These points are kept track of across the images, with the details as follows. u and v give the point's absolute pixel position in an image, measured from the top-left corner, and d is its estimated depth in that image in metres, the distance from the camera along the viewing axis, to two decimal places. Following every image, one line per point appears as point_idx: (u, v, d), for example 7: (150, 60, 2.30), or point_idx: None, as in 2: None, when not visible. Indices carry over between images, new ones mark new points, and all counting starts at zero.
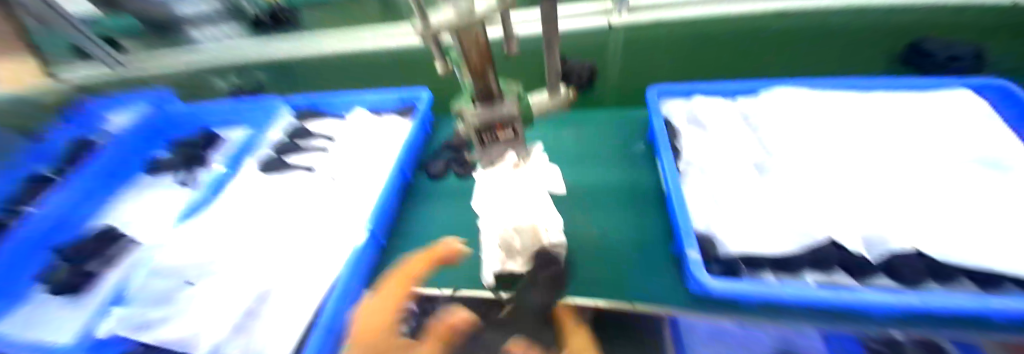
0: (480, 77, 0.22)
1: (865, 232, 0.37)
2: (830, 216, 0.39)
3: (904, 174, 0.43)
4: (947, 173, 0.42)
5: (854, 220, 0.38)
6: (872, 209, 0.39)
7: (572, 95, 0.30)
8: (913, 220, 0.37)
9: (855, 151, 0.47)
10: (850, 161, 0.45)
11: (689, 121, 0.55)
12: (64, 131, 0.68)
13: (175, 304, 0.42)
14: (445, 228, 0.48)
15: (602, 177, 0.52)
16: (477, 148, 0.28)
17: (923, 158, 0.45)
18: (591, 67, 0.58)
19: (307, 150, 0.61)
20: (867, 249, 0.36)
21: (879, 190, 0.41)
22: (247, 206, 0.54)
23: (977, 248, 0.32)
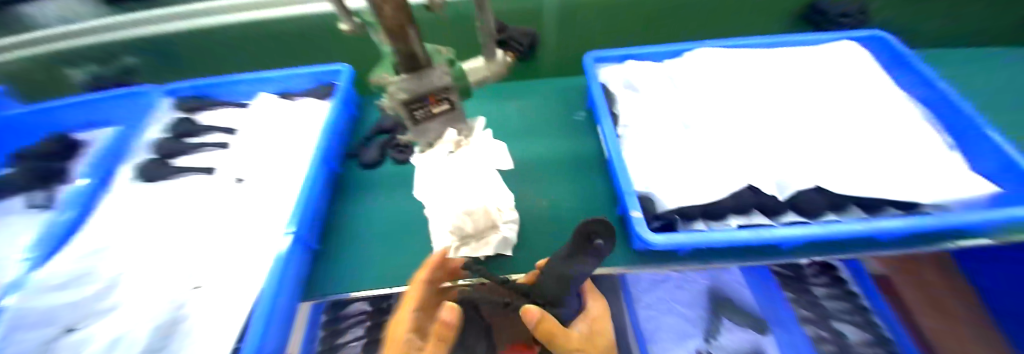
0: (402, 41, 0.19)
1: (773, 174, 0.42)
2: (754, 167, 0.43)
3: (807, 121, 0.49)
4: (838, 117, 0.49)
5: (773, 168, 0.43)
6: (783, 156, 0.44)
7: (510, 61, 0.27)
8: (809, 166, 0.43)
9: (771, 103, 0.52)
10: (767, 113, 0.50)
11: (623, 85, 0.55)
12: None
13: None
14: (391, 220, 0.44)
15: (548, 148, 0.51)
16: (410, 127, 0.25)
17: (822, 104, 0.51)
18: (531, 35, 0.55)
19: (200, 149, 0.50)
20: (780, 192, 0.40)
21: (788, 137, 0.47)
22: (126, 225, 0.43)
23: (843, 185, 0.40)
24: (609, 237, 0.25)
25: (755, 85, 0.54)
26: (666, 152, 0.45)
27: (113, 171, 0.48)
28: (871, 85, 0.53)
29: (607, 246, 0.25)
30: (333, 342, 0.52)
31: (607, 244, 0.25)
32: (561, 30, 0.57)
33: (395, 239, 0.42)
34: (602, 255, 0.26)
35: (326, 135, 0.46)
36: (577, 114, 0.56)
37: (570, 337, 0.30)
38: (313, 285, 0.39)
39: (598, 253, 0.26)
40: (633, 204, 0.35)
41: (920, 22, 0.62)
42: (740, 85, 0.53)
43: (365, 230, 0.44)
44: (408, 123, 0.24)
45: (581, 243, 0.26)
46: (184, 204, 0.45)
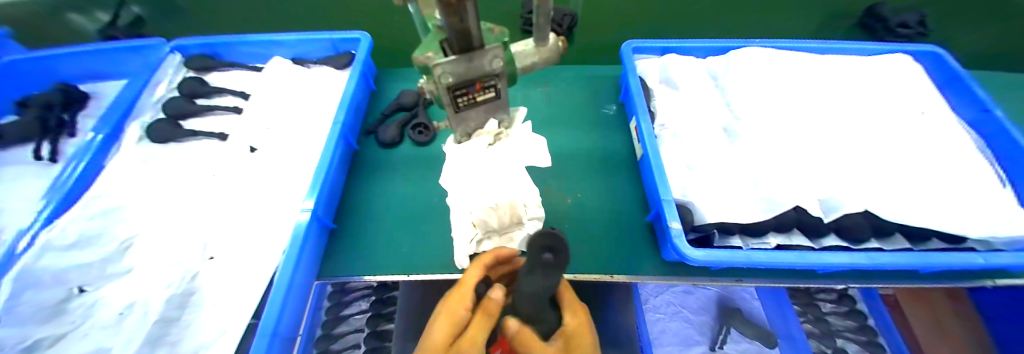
0: (457, 19, 0.16)
1: (817, 191, 0.39)
2: (801, 184, 0.40)
3: (861, 137, 0.45)
4: (898, 135, 0.45)
5: (821, 186, 0.40)
6: (833, 174, 0.41)
7: (562, 47, 0.24)
8: (862, 188, 0.39)
9: (822, 114, 0.48)
10: (818, 124, 0.46)
11: (661, 80, 0.52)
12: None
13: (60, 317, 0.32)
14: (409, 205, 0.42)
15: (577, 143, 0.48)
16: (449, 114, 0.22)
17: (879, 120, 0.47)
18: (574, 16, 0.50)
19: (212, 112, 0.48)
20: (830, 214, 0.37)
21: (840, 154, 0.43)
22: (136, 186, 0.41)
23: (902, 213, 0.36)
24: (562, 251, 0.22)
25: (802, 91, 0.50)
26: (701, 159, 0.43)
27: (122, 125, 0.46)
28: (925, 102, 0.49)
29: (559, 259, 0.22)
30: (339, 313, 0.51)
31: (559, 257, 0.22)
32: (597, 16, 0.53)
33: (413, 226, 0.40)
34: (557, 267, 0.23)
35: (345, 109, 0.44)
36: (608, 107, 0.53)
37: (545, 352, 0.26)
38: (325, 264, 0.38)
39: (555, 264, 0.23)
40: (671, 214, 0.33)
41: (993, 36, 0.57)
42: (786, 90, 0.50)
43: (379, 210, 0.42)
44: (449, 110, 0.22)
45: (534, 256, 0.23)
46: (196, 169, 0.43)
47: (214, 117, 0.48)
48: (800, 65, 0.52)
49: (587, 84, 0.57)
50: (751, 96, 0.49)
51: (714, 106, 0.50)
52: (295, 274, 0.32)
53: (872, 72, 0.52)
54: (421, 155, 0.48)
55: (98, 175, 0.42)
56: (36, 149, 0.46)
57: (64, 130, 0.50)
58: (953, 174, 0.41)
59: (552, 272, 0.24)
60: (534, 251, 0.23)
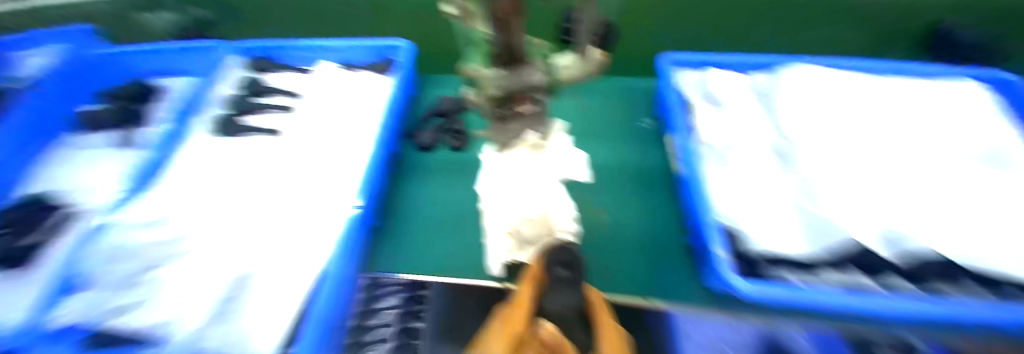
0: (504, 37, 0.17)
1: (892, 217, 0.35)
2: (872, 208, 0.35)
3: (940, 163, 0.40)
4: (989, 163, 0.40)
5: (899, 211, 0.35)
6: (913, 200, 0.36)
7: (607, 58, 0.23)
8: (955, 215, 0.34)
9: (891, 136, 0.43)
10: (886, 147, 0.42)
11: (702, 95, 0.50)
12: None
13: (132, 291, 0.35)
14: (443, 209, 0.45)
15: (614, 156, 0.47)
16: (492, 125, 0.23)
17: (966, 144, 0.42)
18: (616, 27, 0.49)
19: (265, 110, 0.52)
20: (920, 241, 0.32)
21: (918, 178, 0.38)
22: (198, 175, 0.46)
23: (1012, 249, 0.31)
24: (575, 266, 0.29)
25: (863, 111, 0.46)
26: (743, 182, 0.40)
27: (190, 119, 0.51)
28: (1004, 126, 0.43)
29: (575, 274, 0.28)
30: None
31: (573, 272, 0.28)
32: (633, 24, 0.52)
33: (445, 231, 0.42)
34: (576, 283, 0.28)
35: (389, 115, 0.47)
36: (643, 121, 0.52)
37: None
38: (371, 259, 0.41)
39: (573, 281, 0.28)
40: (715, 239, 0.31)
41: None
42: (845, 110, 0.46)
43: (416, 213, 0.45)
44: (491, 122, 0.23)
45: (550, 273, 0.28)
46: (249, 162, 0.47)
47: (268, 115, 0.52)
48: (860, 86, 0.48)
49: (620, 98, 0.56)
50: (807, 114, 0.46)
51: (761, 125, 0.47)
52: (343, 266, 0.34)
53: (949, 93, 0.47)
54: (453, 161, 0.49)
55: (171, 163, 0.46)
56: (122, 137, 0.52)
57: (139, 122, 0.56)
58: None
59: (569, 289, 0.27)
60: (551, 266, 0.28)
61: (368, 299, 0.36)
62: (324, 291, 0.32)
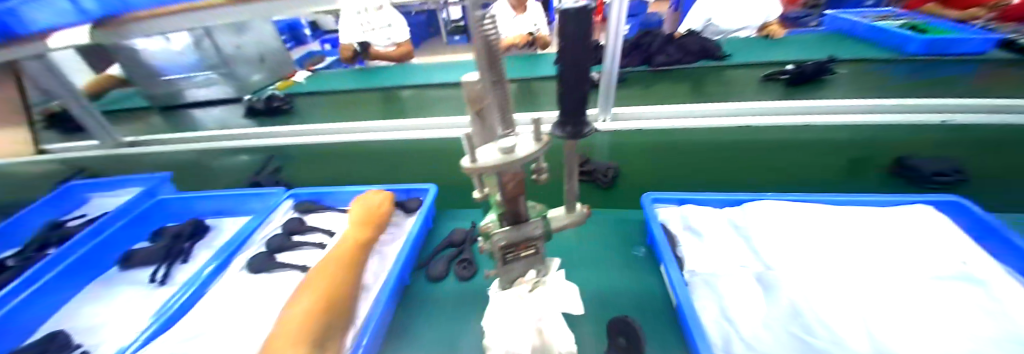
0: (511, 204, 0.25)
1: (851, 336, 0.38)
2: (836, 327, 0.39)
3: (892, 278, 0.45)
4: (936, 279, 0.44)
5: (858, 331, 0.39)
6: (874, 319, 0.40)
7: (587, 211, 0.31)
8: (908, 334, 0.38)
9: (844, 252, 0.49)
10: (842, 261, 0.48)
11: (685, 227, 0.56)
12: (33, 212, 0.72)
13: None
14: (442, 338, 0.46)
15: (607, 283, 0.53)
16: (497, 265, 0.28)
17: (910, 260, 0.47)
18: (613, 169, 0.70)
19: (300, 247, 0.62)
20: None
21: (875, 296, 0.43)
22: (225, 314, 0.51)
23: None
24: None
25: (830, 238, 0.51)
26: (736, 310, 0.43)
27: (233, 255, 0.60)
28: (964, 253, 0.47)
29: None
30: None
31: None
32: (637, 175, 0.71)
33: None
34: None
35: (407, 247, 0.55)
36: (638, 249, 0.59)
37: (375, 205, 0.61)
38: None
39: None
40: None
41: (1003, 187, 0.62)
42: (815, 240, 0.51)
43: (416, 348, 0.46)
44: (497, 262, 0.28)
45: None
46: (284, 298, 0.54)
47: (303, 251, 0.62)
48: (817, 214, 0.54)
49: (612, 223, 0.65)
50: (769, 238, 0.52)
51: (742, 253, 0.52)
52: None
53: (904, 219, 0.52)
54: (463, 291, 0.53)
55: (206, 294, 0.54)
56: (154, 273, 0.60)
57: (180, 256, 0.64)
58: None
59: None
60: None
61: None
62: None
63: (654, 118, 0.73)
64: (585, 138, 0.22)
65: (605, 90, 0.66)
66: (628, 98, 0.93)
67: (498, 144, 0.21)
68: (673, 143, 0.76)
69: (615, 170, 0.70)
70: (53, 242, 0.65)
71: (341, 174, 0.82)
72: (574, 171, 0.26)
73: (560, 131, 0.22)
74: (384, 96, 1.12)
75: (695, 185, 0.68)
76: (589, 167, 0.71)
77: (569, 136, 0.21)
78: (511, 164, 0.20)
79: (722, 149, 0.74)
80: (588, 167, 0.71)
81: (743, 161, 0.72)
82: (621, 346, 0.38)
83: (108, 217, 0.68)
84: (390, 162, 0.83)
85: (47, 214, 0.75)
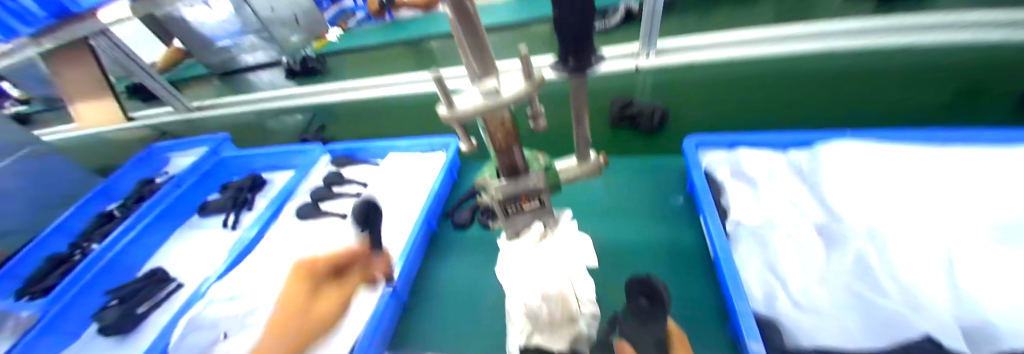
0: (505, 154, 0.22)
1: (931, 303, 0.32)
2: (908, 288, 0.33)
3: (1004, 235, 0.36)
4: None
5: (941, 295, 0.32)
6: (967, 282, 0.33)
7: (604, 161, 0.27)
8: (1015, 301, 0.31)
9: (940, 202, 0.40)
10: (934, 213, 0.39)
11: (733, 174, 0.50)
12: (128, 171, 0.85)
13: None
14: (466, 285, 0.48)
15: (639, 234, 0.50)
16: (501, 219, 0.26)
17: None
18: (660, 110, 0.62)
19: (338, 197, 0.67)
20: (947, 326, 0.30)
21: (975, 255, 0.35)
22: (279, 254, 0.57)
23: None
24: None
25: (921, 186, 0.42)
26: (782, 265, 0.39)
27: (282, 205, 0.66)
28: None
29: None
30: None
31: None
32: (682, 117, 0.63)
33: (467, 306, 0.45)
34: None
35: (432, 198, 0.56)
36: (675, 198, 0.54)
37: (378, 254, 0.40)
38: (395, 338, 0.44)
39: None
40: (751, 331, 0.31)
41: None
42: (902, 189, 0.42)
43: (441, 293, 0.48)
44: (499, 215, 0.26)
45: None
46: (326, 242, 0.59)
47: (342, 201, 0.66)
48: (910, 158, 0.44)
49: (649, 170, 0.59)
50: (837, 188, 0.44)
51: (801, 204, 0.45)
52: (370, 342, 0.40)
53: None
54: (487, 240, 0.54)
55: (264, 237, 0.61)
56: (226, 219, 0.68)
57: (244, 205, 0.71)
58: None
59: None
60: None
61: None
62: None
63: (701, 49, 0.63)
64: None
65: (649, 23, 0.57)
66: (681, 29, 0.80)
67: (481, 85, 0.18)
68: (722, 76, 0.66)
69: (664, 112, 0.62)
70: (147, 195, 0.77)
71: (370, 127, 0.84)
72: (584, 115, 0.22)
73: None
74: (412, 48, 1.09)
75: (745, 125, 0.60)
76: (632, 109, 0.63)
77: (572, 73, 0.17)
78: (496, 109, 0.17)
79: (782, 79, 0.63)
80: (630, 110, 0.63)
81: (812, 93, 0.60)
82: (643, 307, 0.31)
83: (183, 174, 0.76)
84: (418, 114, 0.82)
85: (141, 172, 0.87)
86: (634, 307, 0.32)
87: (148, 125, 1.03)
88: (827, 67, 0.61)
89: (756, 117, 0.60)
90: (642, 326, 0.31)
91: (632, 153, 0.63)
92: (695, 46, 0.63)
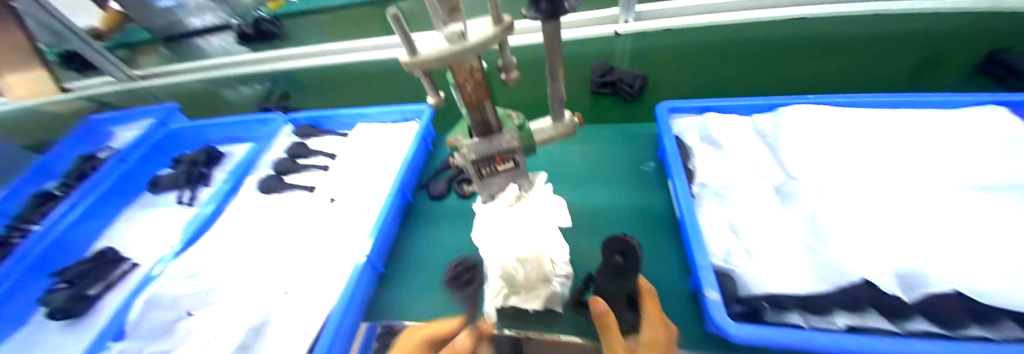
0: (476, 110, 0.21)
1: (872, 253, 0.35)
2: (851, 239, 0.36)
3: (936, 190, 0.39)
4: (989, 189, 0.38)
5: (879, 243, 0.35)
6: (900, 231, 0.36)
7: (579, 121, 0.27)
8: (939, 247, 0.34)
9: (884, 162, 0.43)
10: (879, 172, 0.42)
11: (702, 139, 0.51)
12: (68, 147, 0.76)
13: (177, 333, 0.43)
14: (444, 254, 0.48)
15: (613, 199, 0.51)
16: (475, 181, 0.26)
17: (965, 168, 0.41)
18: (643, 77, 0.61)
19: (305, 169, 0.63)
20: (880, 271, 0.33)
21: (910, 208, 0.38)
22: (243, 230, 0.55)
23: (971, 270, 0.32)
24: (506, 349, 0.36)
25: (870, 147, 0.45)
26: (743, 223, 0.41)
27: (241, 180, 0.62)
28: None
29: None
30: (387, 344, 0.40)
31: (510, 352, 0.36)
32: (660, 82, 0.63)
33: (445, 273, 0.46)
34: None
35: (406, 168, 0.54)
36: (647, 164, 0.55)
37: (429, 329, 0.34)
38: (371, 308, 0.44)
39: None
40: (709, 283, 0.33)
41: None
42: (852, 149, 0.45)
43: (417, 263, 0.48)
44: (474, 178, 0.26)
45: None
46: (293, 216, 0.56)
47: (308, 173, 0.63)
48: (861, 121, 0.47)
49: (625, 138, 0.60)
50: (797, 150, 0.47)
51: (762, 166, 0.47)
52: (345, 313, 0.39)
53: (974, 122, 0.44)
54: (464, 209, 0.54)
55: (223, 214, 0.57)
56: (181, 195, 0.64)
57: (201, 181, 0.66)
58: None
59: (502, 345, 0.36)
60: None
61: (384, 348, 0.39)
62: (324, 333, 0.37)
63: (678, 15, 0.61)
64: (562, 17, 0.17)
65: None
66: None
67: (444, 30, 0.17)
68: (701, 41, 0.61)
69: (644, 78, 0.61)
70: (89, 172, 0.69)
71: (336, 98, 0.79)
72: (557, 70, 0.22)
73: (529, 11, 0.17)
74: (380, 9, 1.00)
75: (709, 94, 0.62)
76: (612, 77, 0.62)
77: (543, 16, 0.16)
78: (464, 55, 0.16)
79: (758, 48, 0.60)
80: (610, 77, 0.62)
81: (780, 65, 0.59)
82: (618, 264, 0.32)
83: (128, 148, 0.68)
84: (387, 83, 0.76)
85: (83, 148, 0.78)
86: (608, 263, 0.32)
87: (82, 98, 0.90)
88: (805, 35, 0.58)
89: (721, 87, 0.61)
90: (617, 279, 0.34)
91: (610, 121, 0.63)
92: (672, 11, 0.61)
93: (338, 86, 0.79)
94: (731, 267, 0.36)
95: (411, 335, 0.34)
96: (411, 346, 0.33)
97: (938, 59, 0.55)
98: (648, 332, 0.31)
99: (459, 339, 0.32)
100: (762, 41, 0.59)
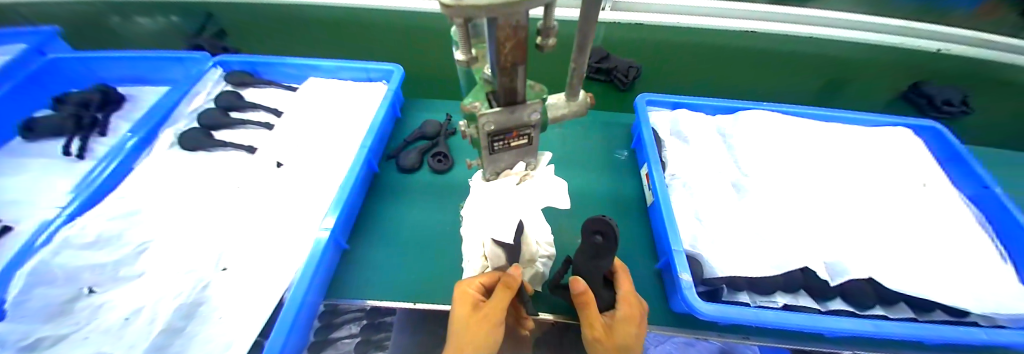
0: (506, 76, 0.18)
1: (805, 245, 0.41)
2: (789, 232, 0.42)
3: (850, 193, 0.47)
4: (886, 195, 0.47)
5: (810, 236, 0.42)
6: (824, 226, 0.43)
7: (591, 100, 0.26)
8: (851, 241, 0.41)
9: (816, 166, 0.50)
10: (811, 175, 0.49)
11: (672, 132, 0.54)
12: None
13: (74, 314, 0.34)
14: (416, 230, 0.45)
15: (590, 182, 0.53)
16: (484, 155, 0.24)
17: (871, 177, 0.49)
18: (636, 67, 0.61)
19: (240, 125, 0.54)
20: (812, 258, 0.39)
21: (832, 207, 0.45)
22: (159, 192, 0.45)
23: (871, 261, 0.39)
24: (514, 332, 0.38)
25: (807, 152, 0.52)
26: (708, 213, 0.44)
27: (157, 132, 0.51)
28: (926, 174, 0.50)
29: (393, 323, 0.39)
30: (332, 322, 0.38)
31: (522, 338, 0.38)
32: (650, 73, 0.65)
33: (418, 250, 0.43)
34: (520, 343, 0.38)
35: (372, 134, 0.49)
36: (620, 152, 0.57)
37: (468, 289, 0.30)
38: (333, 286, 0.40)
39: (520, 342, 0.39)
40: (682, 265, 0.36)
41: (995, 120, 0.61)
42: (794, 153, 0.51)
43: (384, 239, 0.44)
44: (483, 152, 0.24)
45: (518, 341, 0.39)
46: (228, 178, 0.48)
47: (246, 130, 0.54)
48: (802, 128, 0.54)
49: (601, 125, 0.62)
50: (752, 149, 0.52)
51: (722, 161, 0.52)
52: (307, 292, 0.34)
53: (881, 139, 0.53)
54: (438, 184, 0.50)
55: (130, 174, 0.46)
56: (67, 145, 0.50)
57: (95, 128, 0.53)
58: (975, 257, 0.41)
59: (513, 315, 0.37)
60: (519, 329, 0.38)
61: (325, 327, 0.38)
62: (285, 312, 0.32)
63: (655, 14, 0.57)
64: None
65: None
66: None
67: None
68: (680, 35, 0.59)
69: (638, 69, 0.62)
70: None
71: (271, 44, 0.64)
72: (589, 45, 0.19)
73: None
74: None
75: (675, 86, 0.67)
76: (608, 63, 0.61)
77: None
78: (516, 7, 0.13)
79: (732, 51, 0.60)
80: (606, 64, 0.61)
81: (744, 69, 0.63)
82: (598, 244, 0.30)
83: None
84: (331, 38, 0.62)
85: None
86: (588, 243, 0.31)
87: None
88: (778, 49, 0.59)
89: (687, 81, 0.66)
90: (595, 257, 0.32)
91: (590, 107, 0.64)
92: (653, 7, 0.57)
93: (265, 31, 0.63)
94: (694, 248, 0.40)
95: (463, 289, 0.30)
96: (469, 300, 0.30)
97: (863, 80, 0.62)
98: (619, 310, 0.33)
99: (511, 271, 0.29)
100: (736, 49, 0.60)
